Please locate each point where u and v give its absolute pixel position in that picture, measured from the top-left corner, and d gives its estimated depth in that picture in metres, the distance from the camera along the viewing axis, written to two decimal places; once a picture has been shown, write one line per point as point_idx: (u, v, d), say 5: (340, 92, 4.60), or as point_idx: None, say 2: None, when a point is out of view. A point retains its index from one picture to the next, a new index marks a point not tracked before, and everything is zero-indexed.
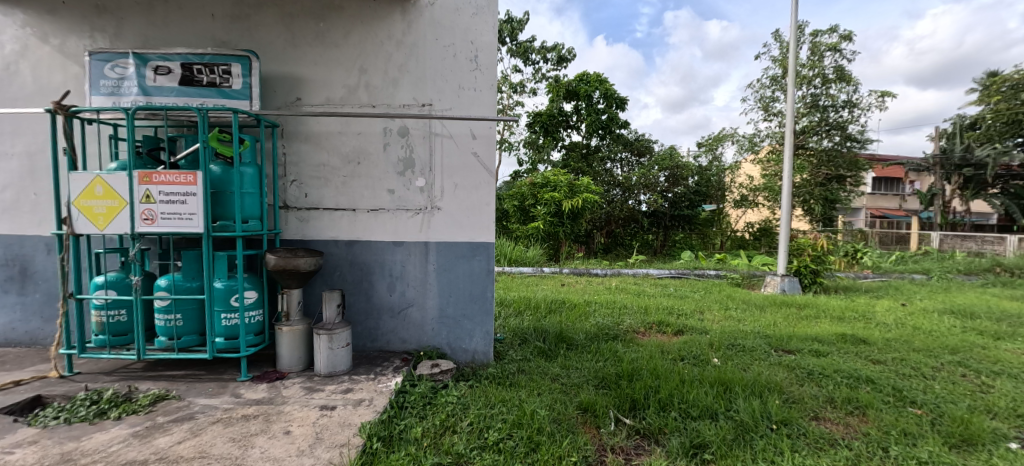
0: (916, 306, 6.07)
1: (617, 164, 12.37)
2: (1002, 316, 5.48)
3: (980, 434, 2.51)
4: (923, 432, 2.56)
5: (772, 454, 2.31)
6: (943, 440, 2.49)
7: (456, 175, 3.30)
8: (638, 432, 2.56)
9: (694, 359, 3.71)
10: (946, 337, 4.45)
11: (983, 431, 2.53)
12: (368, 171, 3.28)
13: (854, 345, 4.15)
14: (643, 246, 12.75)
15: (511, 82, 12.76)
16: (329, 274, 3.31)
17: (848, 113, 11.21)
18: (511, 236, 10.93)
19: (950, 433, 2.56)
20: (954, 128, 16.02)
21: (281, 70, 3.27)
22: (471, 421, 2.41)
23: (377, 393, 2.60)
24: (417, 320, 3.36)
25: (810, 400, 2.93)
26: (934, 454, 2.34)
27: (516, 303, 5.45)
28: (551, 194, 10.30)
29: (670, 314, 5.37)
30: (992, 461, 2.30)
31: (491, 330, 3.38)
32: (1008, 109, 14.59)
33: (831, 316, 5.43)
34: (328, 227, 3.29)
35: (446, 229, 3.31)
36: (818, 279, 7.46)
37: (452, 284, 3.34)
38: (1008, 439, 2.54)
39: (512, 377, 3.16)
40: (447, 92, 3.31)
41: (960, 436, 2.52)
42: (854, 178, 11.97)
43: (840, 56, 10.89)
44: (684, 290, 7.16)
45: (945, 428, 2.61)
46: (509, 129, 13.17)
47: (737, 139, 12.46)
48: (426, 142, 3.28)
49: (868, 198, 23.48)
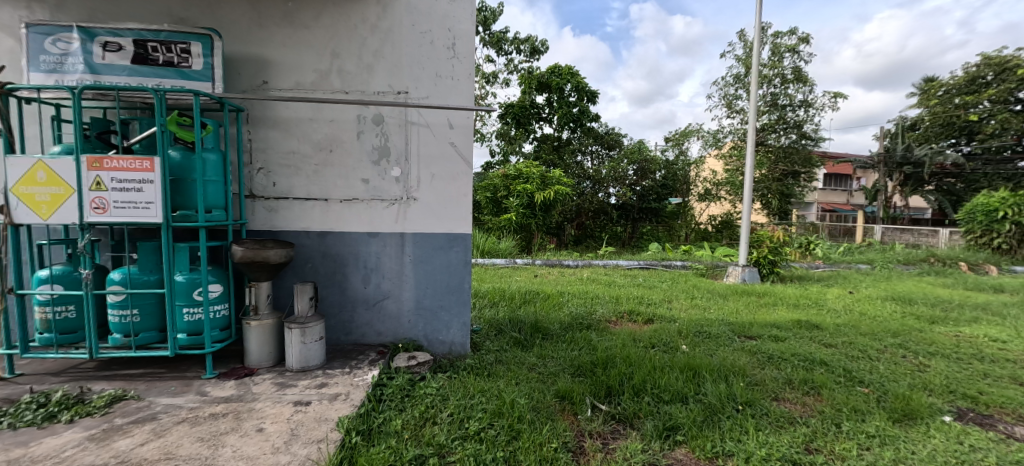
0: (862, 293, 6.45)
1: (588, 157, 12.57)
2: (937, 301, 5.89)
3: (920, 409, 2.66)
4: (870, 408, 2.70)
5: (738, 433, 2.38)
6: (888, 415, 2.63)
7: (433, 165, 3.25)
8: (614, 417, 2.58)
9: (664, 346, 3.79)
10: (889, 322, 4.74)
11: (922, 406, 2.69)
12: (342, 159, 3.17)
13: (808, 330, 4.36)
14: (613, 238, 13.00)
15: (484, 72, 12.59)
16: (299, 266, 3.18)
17: (805, 112, 11.74)
18: (485, 228, 10.95)
19: (894, 409, 2.71)
20: (897, 129, 17.35)
21: (246, 51, 3.09)
22: (451, 411, 2.38)
23: (353, 386, 2.53)
24: (393, 312, 3.29)
25: (771, 382, 3.05)
26: (881, 428, 2.48)
27: (490, 295, 5.44)
28: (524, 186, 10.28)
29: (640, 304, 5.49)
30: (929, 434, 2.45)
31: (468, 321, 3.37)
32: (944, 112, 16.32)
33: (788, 304, 5.70)
34: (300, 217, 3.15)
35: (423, 220, 3.25)
36: (777, 269, 7.80)
37: (428, 276, 3.29)
38: (944, 413, 2.71)
39: (490, 367, 3.15)
40: (424, 80, 3.23)
41: (902, 411, 2.67)
42: (808, 174, 12.59)
43: (798, 58, 11.40)
44: (652, 280, 7.33)
45: (889, 404, 2.75)
46: (481, 120, 13.03)
47: (702, 134, 12.87)
48: (402, 131, 3.20)
49: (821, 194, 24.79)
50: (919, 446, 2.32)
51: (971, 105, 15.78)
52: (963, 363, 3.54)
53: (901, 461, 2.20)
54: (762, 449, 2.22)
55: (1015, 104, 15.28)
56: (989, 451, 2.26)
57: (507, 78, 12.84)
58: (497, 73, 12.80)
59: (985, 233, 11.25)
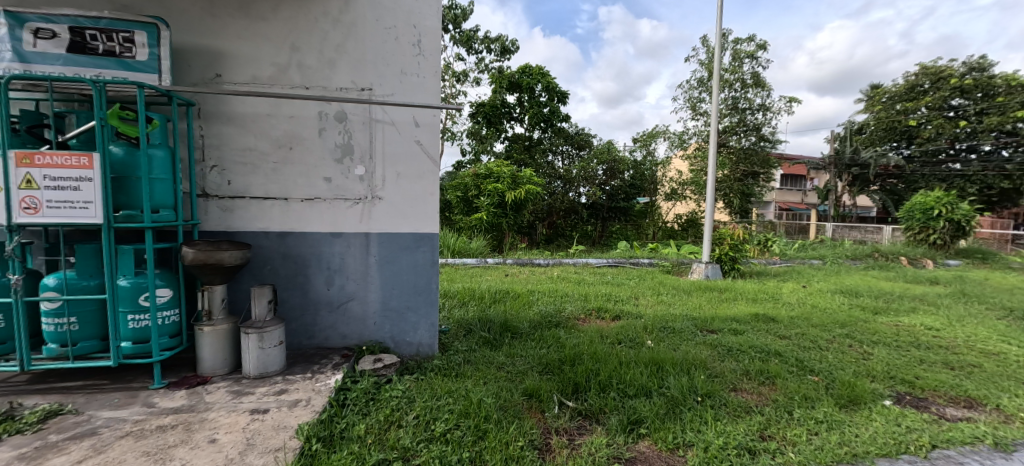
0: (814, 287, 6.75)
1: (559, 156, 12.64)
2: (880, 293, 6.22)
3: (863, 395, 2.78)
4: (820, 395, 2.80)
5: (698, 424, 2.42)
6: (836, 401, 2.74)
7: (398, 164, 3.18)
8: (580, 413, 2.58)
9: (630, 342, 3.84)
10: (838, 314, 4.98)
11: (865, 392, 2.81)
12: (302, 156, 3.05)
13: (766, 323, 4.52)
14: (584, 236, 13.16)
15: (454, 71, 12.47)
16: (258, 268, 3.04)
17: (763, 116, 12.20)
18: (455, 227, 10.87)
19: (840, 395, 2.81)
20: (847, 132, 18.31)
21: (197, 42, 2.93)
22: (417, 414, 2.32)
23: (314, 392, 2.43)
24: (358, 314, 3.19)
25: (729, 373, 3.12)
26: (828, 414, 2.57)
27: (460, 295, 5.38)
28: (494, 185, 10.25)
29: (607, 301, 5.57)
30: (871, 417, 2.56)
31: (436, 321, 3.32)
32: (887, 117, 17.52)
33: (747, 298, 5.89)
34: (257, 217, 3.01)
35: (388, 219, 3.17)
36: (737, 265, 8.07)
37: (394, 277, 3.22)
38: (885, 398, 2.85)
39: (458, 367, 3.11)
40: (389, 77, 3.16)
41: (847, 397, 2.77)
42: (766, 174, 13.08)
43: (757, 64, 11.82)
44: (620, 278, 7.45)
45: (837, 390, 2.86)
46: (451, 119, 12.93)
47: (668, 135, 13.17)
48: (366, 129, 3.11)
49: (779, 193, 25.87)
50: (863, 429, 2.41)
51: (911, 112, 17.01)
52: (902, 350, 3.74)
53: (846, 445, 2.28)
54: (720, 439, 2.26)
55: (949, 110, 16.41)
56: (924, 431, 2.38)
57: (478, 77, 12.77)
58: (467, 72, 12.70)
59: (922, 229, 11.94)
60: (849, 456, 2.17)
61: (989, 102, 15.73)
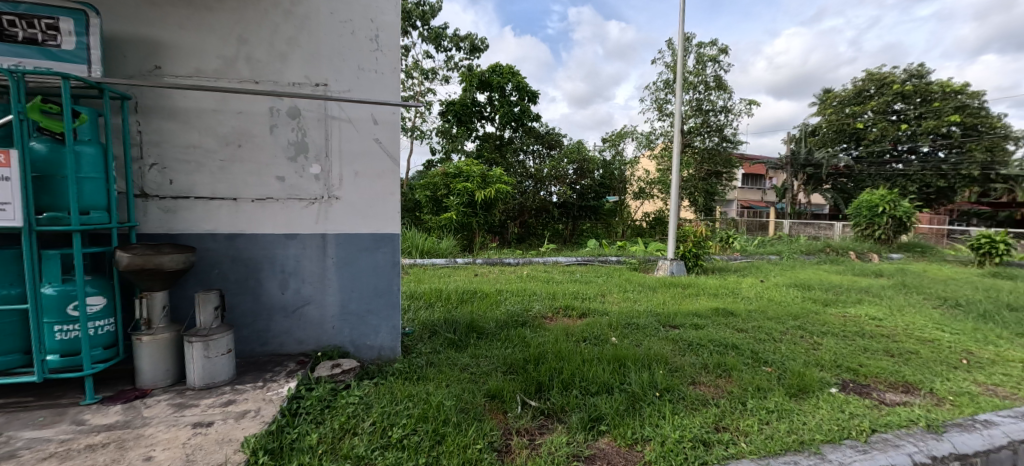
0: (771, 282, 7.01)
1: (530, 156, 12.66)
2: (831, 286, 6.53)
3: (812, 384, 2.89)
4: (772, 386, 2.89)
5: (656, 419, 2.45)
6: (786, 391, 2.83)
7: (356, 162, 3.07)
8: (542, 412, 2.57)
9: (595, 339, 3.87)
10: (792, 306, 5.20)
11: (813, 381, 2.92)
12: (253, 154, 2.91)
13: (725, 317, 4.65)
14: (555, 234, 13.26)
15: (423, 68, 12.26)
16: (205, 273, 2.88)
17: (725, 117, 12.59)
18: (425, 227, 10.70)
19: (791, 385, 2.91)
20: (801, 134, 19.21)
21: (133, 30, 2.74)
22: (373, 420, 2.24)
23: (265, 402, 2.32)
24: (315, 318, 3.07)
25: (689, 367, 3.18)
26: (779, 403, 2.65)
27: (426, 295, 5.29)
28: (464, 184, 10.14)
29: (575, 299, 5.60)
30: (818, 405, 2.66)
31: (398, 324, 3.24)
32: (837, 120, 18.50)
33: (708, 293, 6.06)
34: (203, 218, 2.85)
35: (346, 220, 3.07)
36: (700, 262, 8.29)
37: (353, 279, 3.11)
38: (831, 385, 2.97)
39: (420, 370, 3.04)
40: (345, 73, 3.05)
41: (797, 386, 2.88)
42: (729, 174, 13.52)
43: (719, 67, 12.20)
44: (589, 276, 7.53)
45: (787, 381, 2.96)
46: (420, 117, 12.72)
47: (636, 135, 13.41)
48: (321, 126, 3.00)
49: (740, 191, 26.84)
50: (809, 417, 2.50)
51: (859, 115, 17.97)
52: (849, 340, 3.93)
53: (794, 432, 2.35)
54: (676, 432, 2.29)
55: (892, 114, 17.48)
56: (864, 417, 2.49)
57: (447, 75, 12.62)
58: (436, 69, 12.53)
59: (868, 226, 12.64)
60: (796, 444, 2.23)
61: (926, 107, 16.88)
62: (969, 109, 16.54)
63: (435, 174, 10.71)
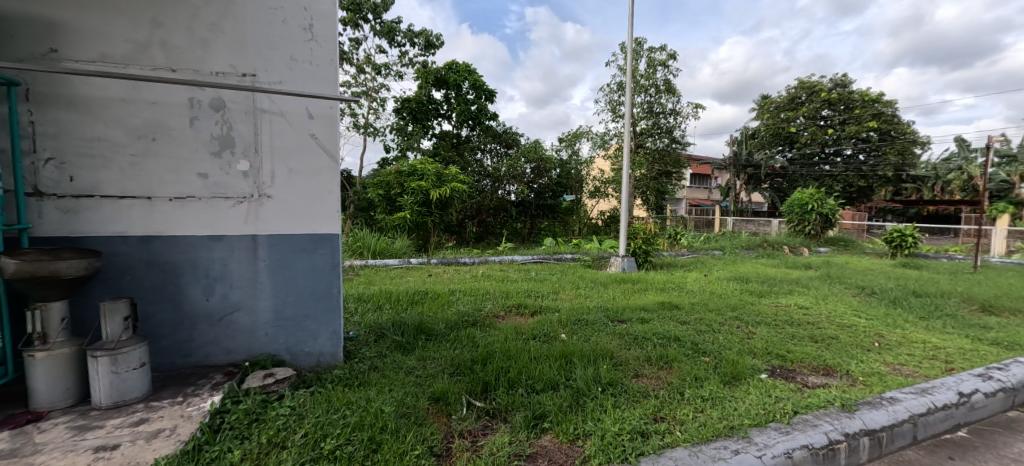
0: (714, 275, 7.35)
1: (487, 155, 12.63)
2: (766, 279, 6.94)
3: (743, 371, 3.03)
4: (707, 375, 3.01)
5: (598, 413, 2.47)
6: (720, 379, 2.94)
7: (290, 159, 2.90)
8: (487, 412, 2.53)
9: (545, 336, 3.88)
10: (731, 298, 5.46)
11: (745, 369, 3.06)
12: (170, 148, 2.67)
13: (670, 310, 4.82)
14: (513, 233, 13.27)
15: (375, 63, 11.86)
16: (116, 279, 2.62)
17: (674, 120, 13.08)
18: (379, 227, 10.41)
19: (725, 373, 3.04)
20: (742, 136, 20.39)
21: (25, 9, 2.44)
22: (305, 431, 2.12)
23: (182, 419, 2.14)
24: (246, 326, 2.87)
25: (633, 361, 3.25)
26: (713, 391, 2.76)
27: (375, 298, 5.11)
28: (418, 183, 9.88)
29: (528, 297, 5.62)
30: (749, 391, 2.79)
31: (339, 328, 3.09)
32: (773, 124, 19.75)
33: (656, 288, 6.26)
34: (112, 219, 2.59)
35: (279, 220, 2.89)
36: (649, 258, 8.56)
37: (289, 283, 2.94)
38: (761, 372, 3.13)
39: (362, 376, 2.92)
40: (276, 63, 2.87)
41: (731, 374, 3.00)
42: (678, 174, 14.05)
43: (668, 71, 12.65)
44: (544, 274, 7.58)
45: (722, 369, 3.08)
46: (374, 113, 12.31)
47: (591, 136, 13.64)
48: (249, 119, 2.80)
49: (688, 191, 28.07)
50: (740, 403, 2.62)
51: (793, 119, 19.24)
52: (779, 328, 4.17)
53: (725, 418, 2.45)
54: (615, 425, 2.32)
55: (821, 120, 18.89)
56: (788, 400, 2.64)
57: (401, 71, 12.28)
58: (390, 64, 12.17)
59: (800, 222, 13.57)
60: (726, 430, 2.32)
61: (849, 114, 18.37)
62: (884, 116, 18.16)
63: (388, 172, 10.43)
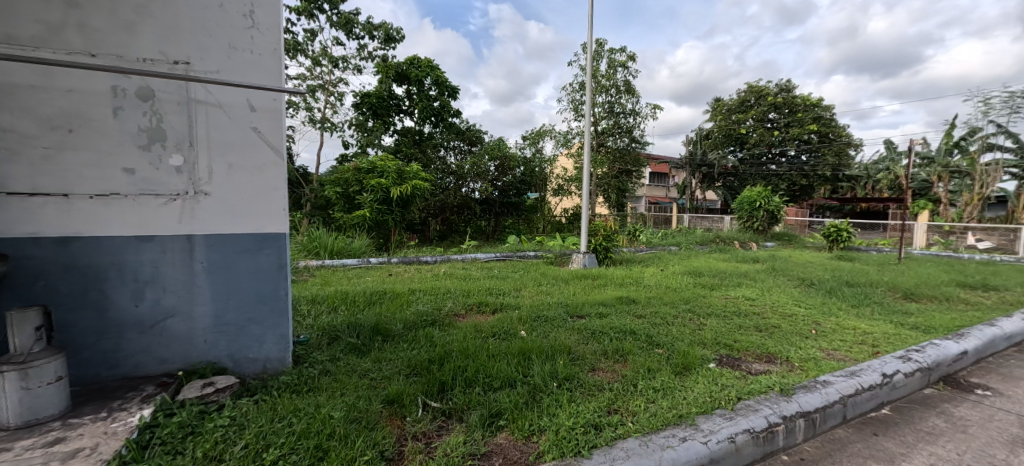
0: (670, 270, 7.57)
1: (450, 152, 12.53)
2: (717, 272, 7.22)
3: (694, 361, 3.12)
4: (660, 366, 3.08)
5: (553, 408, 2.47)
6: (672, 370, 3.02)
7: (229, 153, 2.72)
8: (444, 413, 2.48)
9: (504, 334, 3.85)
10: (685, 292, 5.64)
11: (696, 359, 3.15)
12: (90, 141, 2.44)
13: (627, 305, 4.92)
14: (477, 231, 13.16)
15: (332, 56, 11.43)
16: (28, 284, 2.38)
17: (633, 120, 13.38)
18: (336, 226, 10.07)
19: (677, 364, 3.12)
20: (697, 136, 21.23)
21: None
22: (246, 443, 2.01)
23: (105, 436, 1.97)
24: (183, 332, 2.68)
25: (589, 355, 3.28)
26: (664, 382, 2.83)
27: (329, 299, 4.92)
28: (378, 180, 9.59)
29: (489, 295, 5.57)
30: (698, 380, 2.87)
31: (288, 332, 2.95)
32: (726, 125, 20.54)
33: (615, 283, 6.38)
34: (23, 219, 2.34)
35: (218, 218, 2.71)
36: (610, 254, 8.72)
37: (230, 286, 2.76)
38: (710, 361, 3.23)
39: (312, 381, 2.79)
40: (213, 51, 2.68)
41: (682, 365, 3.09)
42: (638, 173, 14.38)
43: (628, 73, 12.93)
44: (506, 271, 7.55)
45: (674, 360, 3.17)
46: (331, 107, 11.87)
47: (554, 134, 13.72)
48: (183, 111, 2.61)
49: (647, 188, 28.83)
50: (689, 392, 2.70)
51: (743, 121, 20.18)
52: (728, 319, 4.34)
53: (674, 407, 2.51)
54: (570, 420, 2.33)
55: (768, 122, 19.89)
56: (733, 387, 2.74)
57: (359, 65, 11.90)
58: (348, 57, 11.76)
59: (748, 218, 14.24)
60: (675, 419, 2.38)
61: (793, 117, 19.48)
62: (823, 120, 19.38)
63: (347, 169, 10.10)
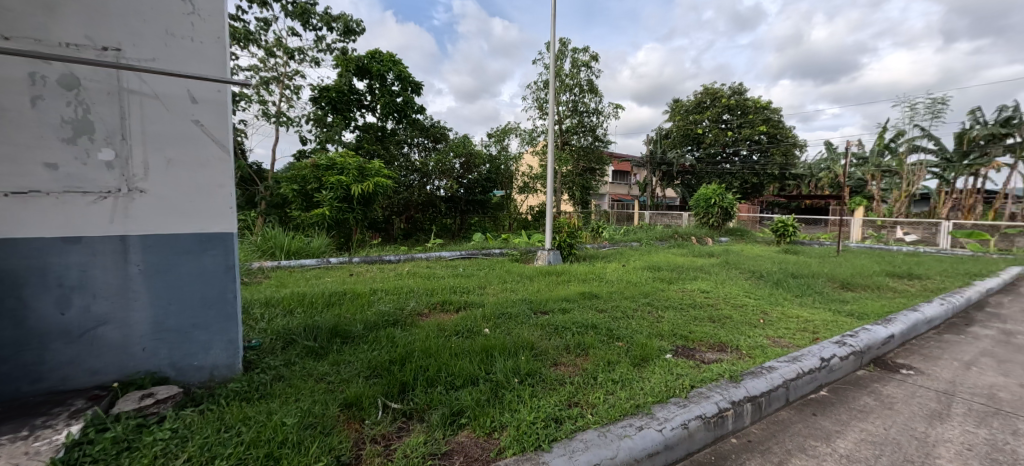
0: (631, 265, 7.73)
1: (414, 148, 12.27)
2: (675, 267, 7.44)
3: (651, 353, 3.20)
4: (619, 358, 3.13)
5: (515, 404, 2.46)
6: (630, 362, 3.08)
7: (168, 148, 2.55)
8: (404, 414, 2.42)
9: (467, 332, 3.81)
10: (644, 286, 5.78)
11: (653, 350, 3.23)
12: (4, 133, 2.22)
13: (590, 300, 4.98)
14: (442, 229, 13.01)
15: (287, 47, 10.95)
16: None
17: (597, 119, 13.58)
18: (294, 226, 9.69)
19: (635, 356, 3.18)
20: (657, 134, 21.82)
21: None
22: (188, 456, 1.89)
23: (26, 457, 1.81)
24: (118, 341, 2.49)
25: (552, 350, 3.29)
26: (623, 373, 2.88)
27: (285, 301, 4.71)
28: (338, 177, 9.29)
29: (453, 293, 5.51)
30: (655, 371, 2.94)
31: (237, 337, 2.79)
32: (683, 126, 21.25)
33: (578, 279, 6.45)
34: None
35: (155, 217, 2.53)
36: (573, 251, 8.81)
37: (171, 290, 2.59)
38: (666, 352, 3.32)
39: (264, 387, 2.65)
40: (149, 37, 2.50)
41: (640, 357, 3.15)
42: (601, 170, 14.63)
43: (591, 72, 13.12)
44: (471, 269, 7.50)
45: (633, 353, 3.23)
46: (286, 101, 11.39)
47: (520, 132, 13.73)
48: (114, 102, 2.42)
49: (610, 186, 29.38)
50: (647, 382, 2.76)
51: (700, 122, 20.90)
52: (684, 311, 4.48)
53: (632, 398, 2.56)
54: (530, 415, 2.32)
55: (722, 123, 20.71)
56: (686, 376, 2.82)
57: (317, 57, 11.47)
58: (304, 49, 11.30)
59: (704, 214, 14.77)
60: (632, 408, 2.42)
61: (744, 118, 20.35)
62: (772, 122, 20.36)
63: (304, 166, 9.75)
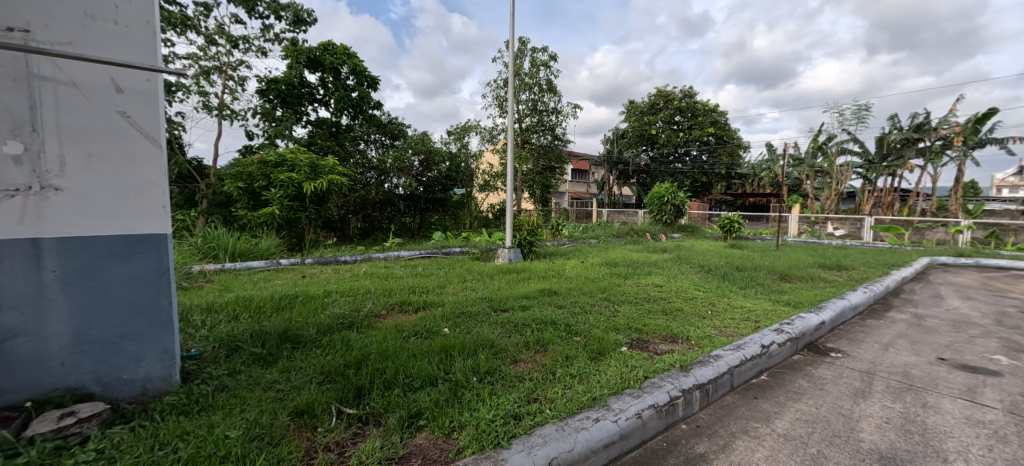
0: (589, 262, 7.84)
1: (371, 145, 11.95)
2: (630, 262, 7.62)
3: (608, 346, 3.25)
4: (577, 353, 3.15)
5: (474, 403, 2.41)
6: (588, 356, 3.10)
7: (88, 141, 2.31)
8: (359, 419, 2.31)
9: (426, 332, 3.72)
10: (602, 281, 5.88)
11: (610, 344, 3.28)
12: None
13: (550, 296, 5.00)
14: (400, 228, 12.72)
15: (230, 35, 10.33)
16: None
17: (556, 118, 13.70)
18: (240, 226, 9.17)
19: (593, 350, 3.21)
20: (614, 133, 22.32)
21: None
22: None
23: None
24: (31, 355, 2.24)
25: (511, 347, 3.27)
26: (581, 367, 2.90)
27: (229, 306, 4.43)
28: (288, 175, 8.87)
29: (412, 293, 5.38)
30: (611, 363, 2.98)
31: (173, 347, 2.58)
32: (638, 127, 21.79)
33: (538, 276, 6.47)
34: None
35: (74, 217, 2.29)
36: (534, 248, 8.85)
37: (94, 297, 2.36)
38: (622, 345, 3.37)
39: (204, 399, 2.46)
40: (64, 19, 2.26)
41: (597, 351, 3.19)
42: (561, 169, 14.78)
43: (550, 72, 13.22)
44: (431, 268, 7.37)
45: (591, 347, 3.26)
46: (230, 93, 10.75)
47: (480, 130, 13.63)
48: (21, 89, 2.17)
49: (569, 184, 29.77)
50: (604, 375, 2.79)
51: (653, 123, 21.44)
52: (639, 305, 4.58)
53: (588, 391, 2.58)
54: (489, 413, 2.28)
55: (674, 125, 21.40)
56: (640, 368, 2.88)
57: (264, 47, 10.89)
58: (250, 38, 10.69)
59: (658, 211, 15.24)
60: (589, 401, 2.43)
61: (694, 120, 21.08)
62: (719, 124, 21.29)
63: (250, 163, 9.27)
